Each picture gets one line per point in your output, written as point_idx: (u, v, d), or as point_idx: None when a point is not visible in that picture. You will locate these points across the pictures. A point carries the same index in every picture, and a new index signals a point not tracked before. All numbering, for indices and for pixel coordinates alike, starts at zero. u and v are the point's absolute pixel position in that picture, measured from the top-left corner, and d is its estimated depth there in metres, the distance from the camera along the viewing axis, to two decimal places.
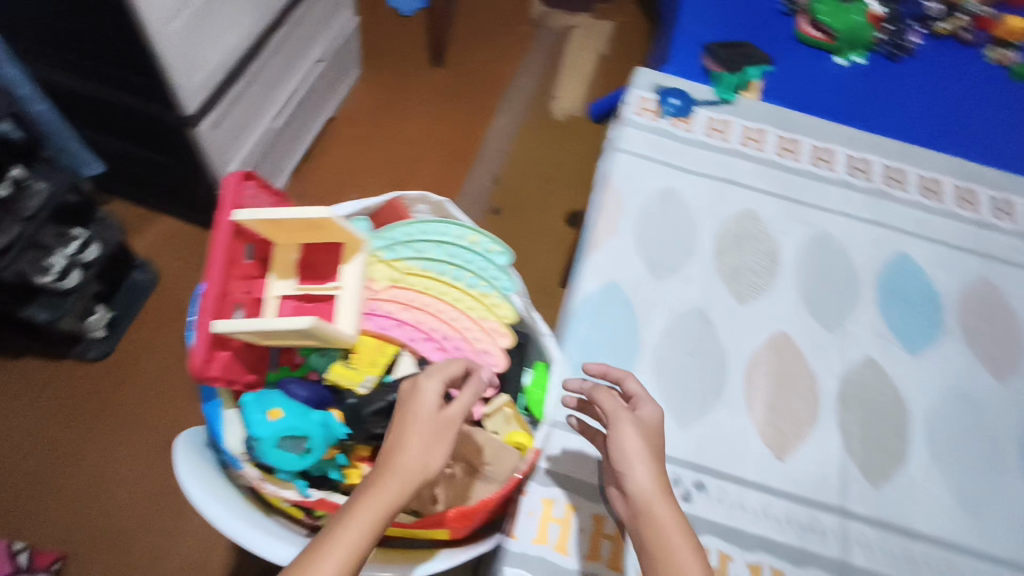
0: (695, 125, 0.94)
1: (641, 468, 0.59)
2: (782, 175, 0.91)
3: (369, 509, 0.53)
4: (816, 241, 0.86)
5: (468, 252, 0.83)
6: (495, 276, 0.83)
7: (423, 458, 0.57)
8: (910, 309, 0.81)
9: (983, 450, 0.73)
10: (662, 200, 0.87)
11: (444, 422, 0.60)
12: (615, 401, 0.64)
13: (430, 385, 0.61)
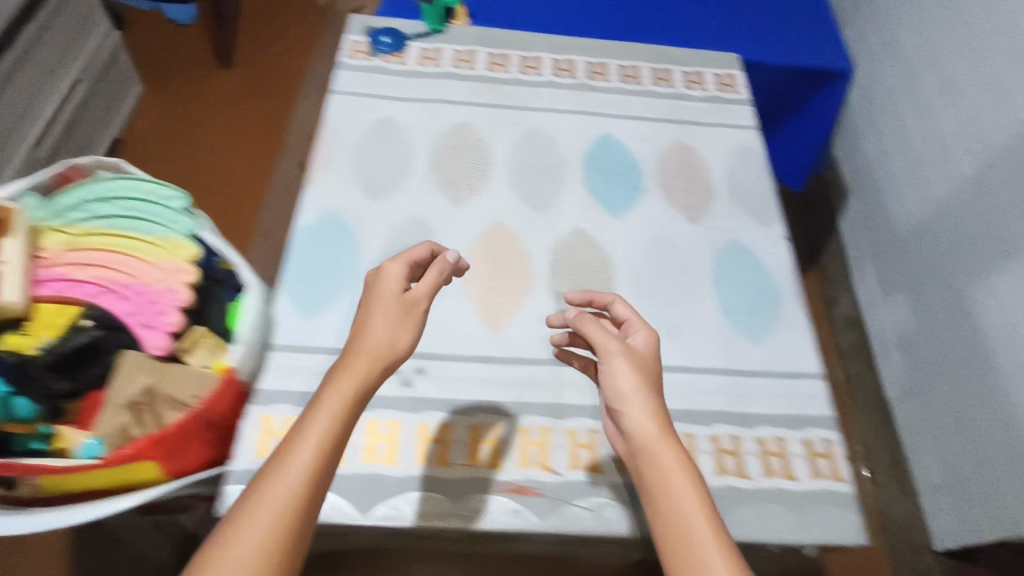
0: (409, 58, 0.95)
1: (639, 411, 0.50)
2: (485, 86, 0.93)
3: (326, 413, 0.46)
4: (523, 136, 0.88)
5: (155, 204, 0.75)
6: (173, 218, 0.75)
7: (390, 335, 0.50)
8: (647, 182, 0.86)
9: (741, 301, 0.77)
10: (377, 129, 0.87)
11: (411, 305, 0.52)
12: (605, 340, 0.54)
13: (393, 268, 0.53)
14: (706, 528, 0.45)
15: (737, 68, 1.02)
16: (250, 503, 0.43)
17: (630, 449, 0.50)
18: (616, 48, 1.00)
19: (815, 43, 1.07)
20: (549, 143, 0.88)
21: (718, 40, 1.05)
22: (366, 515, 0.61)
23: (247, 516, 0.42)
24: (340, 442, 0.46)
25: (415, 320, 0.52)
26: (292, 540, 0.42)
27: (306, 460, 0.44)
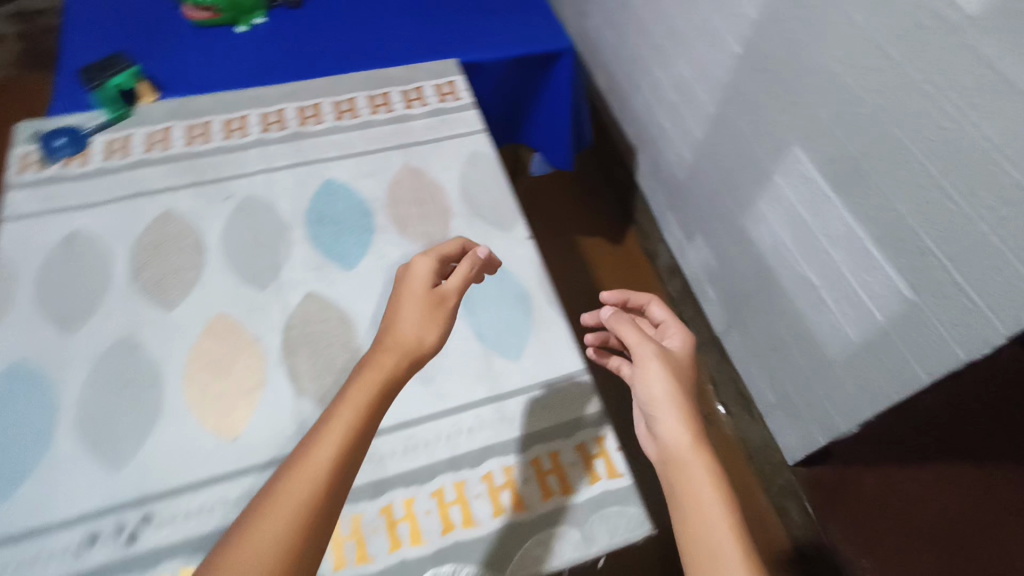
0: (91, 156, 0.84)
1: (664, 404, 0.69)
2: (186, 165, 0.84)
3: (359, 398, 0.53)
4: (236, 209, 0.81)
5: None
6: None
7: (419, 329, 0.59)
8: (379, 226, 0.81)
9: (492, 320, 0.75)
10: (61, 247, 0.76)
11: (435, 297, 0.62)
12: (644, 349, 0.74)
13: (426, 267, 0.64)
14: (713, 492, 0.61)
15: (458, 74, 1.00)
16: (279, 489, 0.47)
17: (662, 445, 0.67)
18: (329, 87, 0.95)
19: (530, 28, 1.07)
20: (268, 208, 0.81)
21: (434, 49, 1.03)
22: None
23: (287, 486, 0.47)
24: (369, 424, 0.52)
25: (441, 315, 0.61)
26: (322, 500, 0.47)
27: (335, 437, 0.49)
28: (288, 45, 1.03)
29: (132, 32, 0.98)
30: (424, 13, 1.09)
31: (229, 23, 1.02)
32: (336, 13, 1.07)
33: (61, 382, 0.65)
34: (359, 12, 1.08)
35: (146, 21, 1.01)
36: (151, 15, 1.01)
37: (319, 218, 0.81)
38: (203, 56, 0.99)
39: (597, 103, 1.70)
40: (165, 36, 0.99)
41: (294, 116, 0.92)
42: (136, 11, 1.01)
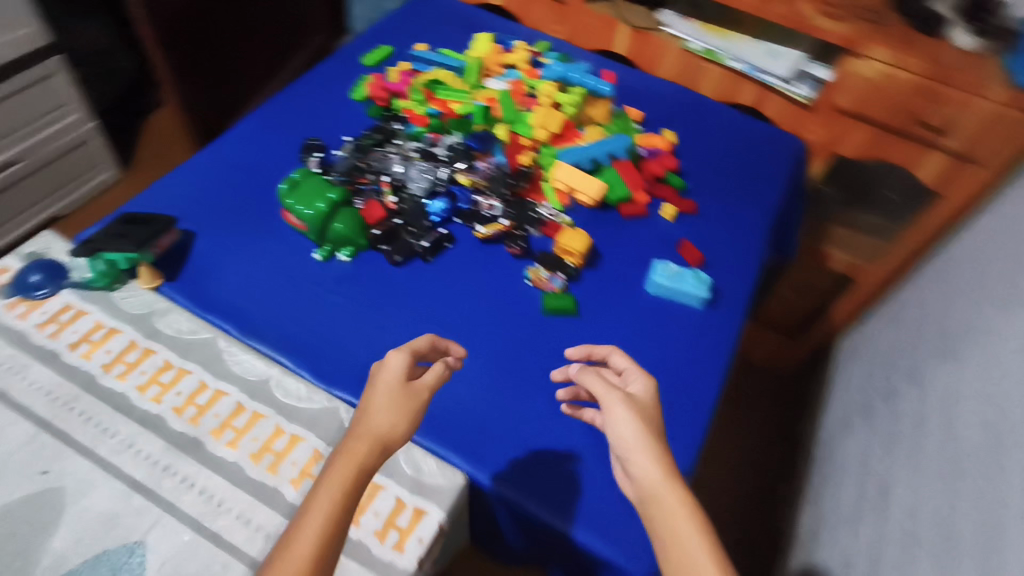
0: (34, 313, 0.72)
1: (631, 433, 0.51)
2: (69, 395, 0.67)
3: (323, 502, 0.47)
4: (20, 500, 0.59)
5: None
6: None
7: (392, 419, 0.52)
8: None
9: None
10: None
11: (408, 395, 0.54)
12: (601, 389, 0.55)
13: (396, 362, 0.56)
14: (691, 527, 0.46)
15: (441, 508, 0.62)
16: None
17: (633, 491, 0.50)
18: (293, 409, 0.68)
19: (605, 505, 0.65)
20: (44, 528, 0.58)
21: (461, 440, 0.68)
22: None
23: None
24: (349, 513, 0.47)
25: (412, 409, 0.54)
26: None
27: (312, 546, 0.45)
28: (339, 315, 0.77)
29: (228, 199, 0.86)
30: (514, 383, 0.73)
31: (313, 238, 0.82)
32: (424, 301, 0.79)
33: None
34: (449, 318, 0.78)
35: (257, 194, 0.87)
36: (265, 189, 0.87)
37: None
38: (247, 263, 0.80)
39: (788, 544, 1.10)
40: (246, 219, 0.84)
41: (221, 413, 0.67)
42: (261, 181, 0.88)
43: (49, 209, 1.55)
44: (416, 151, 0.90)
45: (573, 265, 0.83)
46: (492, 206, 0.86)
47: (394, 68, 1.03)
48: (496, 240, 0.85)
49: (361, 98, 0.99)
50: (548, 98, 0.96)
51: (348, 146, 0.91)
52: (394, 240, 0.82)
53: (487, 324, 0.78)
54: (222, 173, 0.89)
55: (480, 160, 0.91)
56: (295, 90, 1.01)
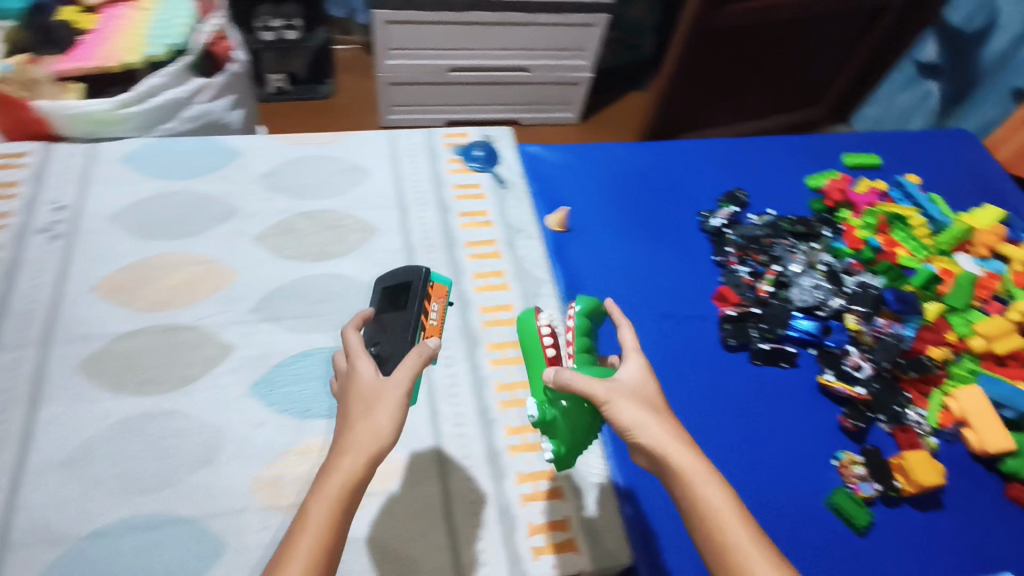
0: (461, 176, 0.88)
1: (657, 430, 0.46)
2: (435, 244, 0.80)
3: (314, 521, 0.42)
4: (362, 286, 0.75)
5: (173, 21, 0.86)
6: (162, 42, 0.84)
7: (386, 418, 0.46)
8: (307, 410, 0.65)
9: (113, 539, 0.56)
10: (346, 167, 0.86)
11: (381, 388, 0.47)
12: (593, 384, 0.49)
13: (371, 404, 0.47)
14: (768, 567, 0.40)
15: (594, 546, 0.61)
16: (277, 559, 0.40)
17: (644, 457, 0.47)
18: None
19: None
20: (361, 313, 0.73)
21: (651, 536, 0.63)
22: None
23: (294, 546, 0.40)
24: (351, 505, 0.43)
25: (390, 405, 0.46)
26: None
27: (320, 528, 0.41)
28: (647, 339, 0.77)
29: (635, 189, 0.91)
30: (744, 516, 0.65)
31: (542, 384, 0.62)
32: (715, 388, 0.74)
33: (198, 176, 0.82)
34: (724, 420, 0.72)
35: (661, 203, 0.90)
36: (667, 200, 0.91)
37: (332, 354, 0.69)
38: (609, 241, 0.85)
39: None
40: (635, 213, 0.89)
41: (506, 338, 0.73)
42: (670, 197, 0.91)
43: (518, 114, 1.88)
44: (824, 265, 0.82)
45: (899, 488, 0.67)
46: (860, 365, 0.74)
47: (868, 180, 0.94)
48: (833, 399, 0.74)
49: (814, 186, 0.94)
50: (1018, 315, 0.76)
51: (768, 220, 0.87)
52: (742, 321, 0.77)
53: (755, 455, 0.70)
54: (646, 166, 0.95)
55: (884, 317, 0.78)
56: (757, 142, 1.02)
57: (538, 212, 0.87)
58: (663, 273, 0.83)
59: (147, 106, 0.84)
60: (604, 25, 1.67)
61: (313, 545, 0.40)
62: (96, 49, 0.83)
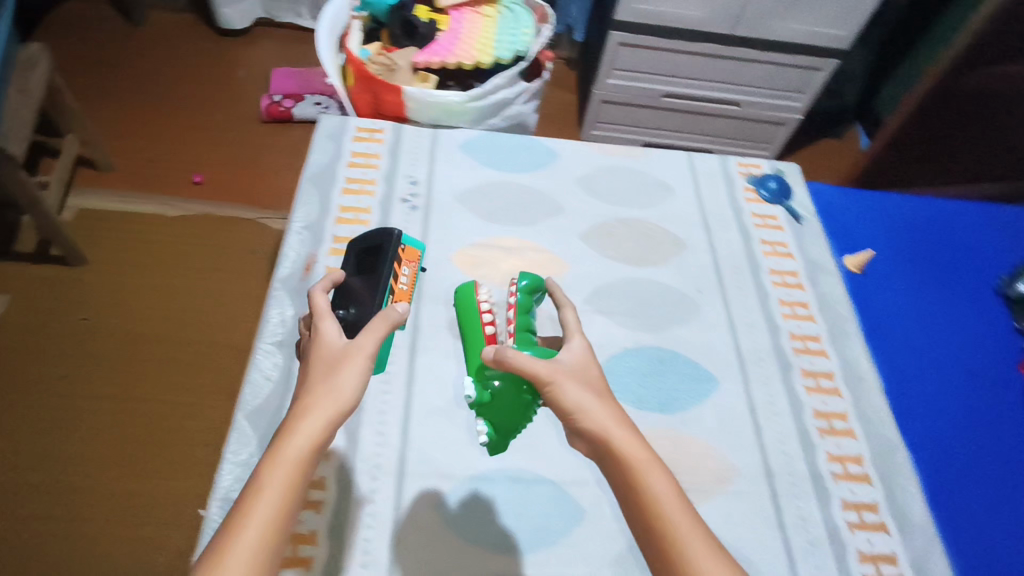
0: (757, 206, 0.92)
1: (599, 415, 0.55)
2: (741, 267, 0.84)
3: (278, 466, 0.48)
4: (678, 295, 0.80)
5: (516, 30, 0.95)
6: (507, 47, 0.94)
7: (350, 385, 0.53)
8: (644, 402, 0.70)
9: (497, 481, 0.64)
10: (652, 183, 0.92)
11: (346, 357, 0.55)
12: (543, 367, 0.59)
13: (341, 370, 0.54)
14: (693, 541, 0.47)
15: None
16: (248, 495, 0.47)
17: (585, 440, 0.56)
18: (869, 417, 0.73)
19: None
20: (681, 321, 0.78)
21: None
22: (309, 175, 0.84)
23: (262, 488, 0.47)
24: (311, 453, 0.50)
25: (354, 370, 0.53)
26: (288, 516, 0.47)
27: (286, 473, 0.48)
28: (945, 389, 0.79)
29: (919, 242, 0.93)
30: None
31: (478, 360, 0.68)
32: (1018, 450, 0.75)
33: (527, 173, 0.90)
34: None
35: (945, 259, 0.92)
36: (952, 258, 0.92)
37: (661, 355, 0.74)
38: (904, 289, 0.87)
39: None
40: (923, 265, 0.90)
41: (818, 366, 0.76)
42: (954, 255, 0.93)
43: (714, 146, 1.92)
44: None
45: None
46: None
47: None
48: None
49: None
50: None
51: None
52: None
53: None
54: (927, 220, 0.96)
55: None
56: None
57: (833, 252, 0.89)
58: (955, 330, 0.85)
59: (488, 103, 0.93)
60: (829, 70, 1.67)
61: (276, 492, 0.47)
62: (452, 45, 0.93)
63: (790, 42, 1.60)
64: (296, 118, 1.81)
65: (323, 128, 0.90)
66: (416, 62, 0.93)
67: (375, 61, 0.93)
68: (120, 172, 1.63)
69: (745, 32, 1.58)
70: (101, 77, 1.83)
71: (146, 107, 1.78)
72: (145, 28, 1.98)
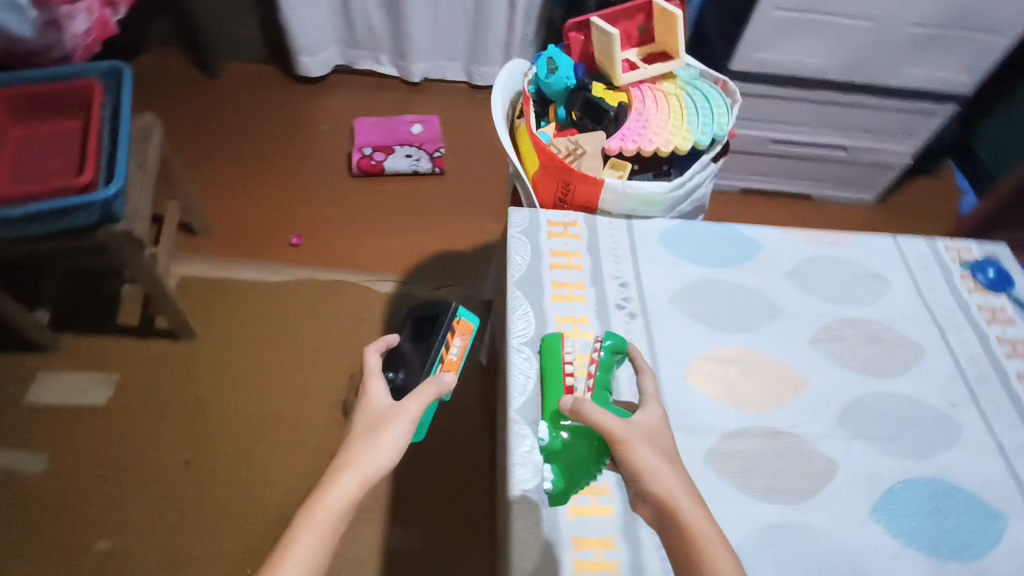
0: (978, 298, 0.86)
1: (667, 478, 0.58)
2: (988, 375, 0.78)
3: (333, 493, 0.65)
4: (934, 412, 0.73)
5: (707, 106, 0.89)
6: (704, 127, 0.88)
7: (391, 447, 0.71)
8: (934, 546, 0.63)
9: None
10: (865, 273, 0.86)
11: (386, 418, 0.74)
12: (614, 424, 0.62)
13: (389, 430, 0.72)
14: None
15: None
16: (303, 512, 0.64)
17: (649, 501, 0.59)
18: None
19: None
20: (948, 445, 0.71)
21: None
22: (515, 281, 0.78)
23: (315, 507, 0.64)
24: (355, 488, 0.67)
25: (395, 431, 0.72)
26: (332, 533, 0.63)
27: (338, 500, 0.65)
28: None
29: None
30: None
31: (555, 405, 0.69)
32: None
33: (735, 266, 0.83)
34: None
35: None
36: None
37: (936, 489, 0.67)
38: None
39: None
40: None
41: None
42: None
43: (812, 189, 1.90)
44: None
45: None
46: None
47: None
48: None
49: None
50: None
51: None
52: None
53: None
54: None
55: None
56: None
57: None
58: None
59: (685, 191, 0.87)
60: (946, 115, 1.64)
61: (325, 518, 0.63)
62: (644, 128, 0.87)
63: (905, 88, 1.58)
64: (388, 172, 1.76)
65: (514, 223, 0.83)
66: (608, 148, 0.87)
67: (558, 145, 0.88)
68: (215, 238, 1.56)
69: (860, 77, 1.55)
70: (184, 134, 1.77)
71: (232, 166, 1.72)
72: (219, 81, 1.93)
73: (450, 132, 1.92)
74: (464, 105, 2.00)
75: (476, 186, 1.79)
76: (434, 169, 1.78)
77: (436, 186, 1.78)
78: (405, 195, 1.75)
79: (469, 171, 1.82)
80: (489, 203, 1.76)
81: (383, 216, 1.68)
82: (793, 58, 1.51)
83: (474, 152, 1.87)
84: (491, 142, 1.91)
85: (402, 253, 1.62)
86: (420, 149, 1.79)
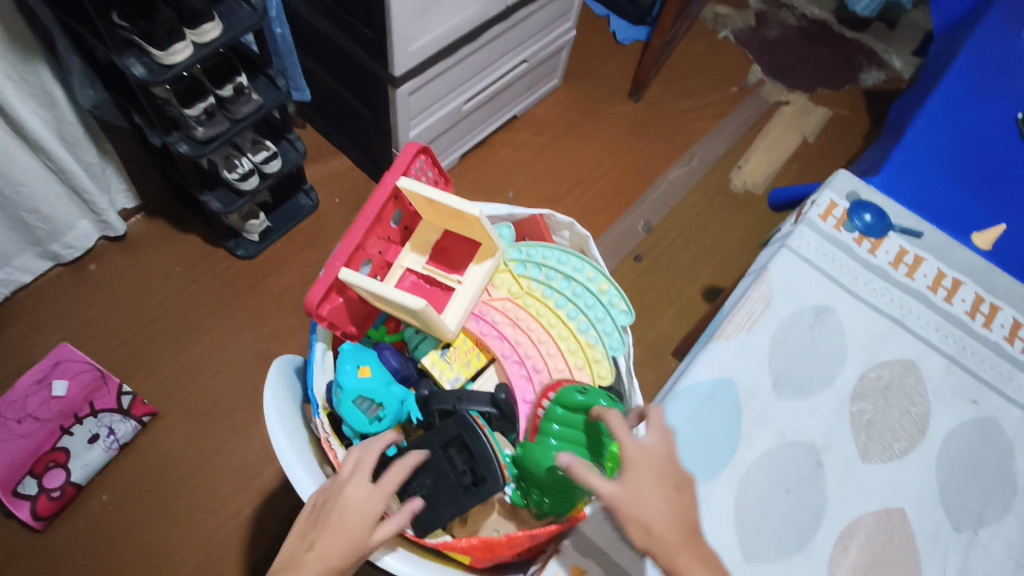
0: (882, 251, 0.80)
1: (650, 509, 0.58)
2: (957, 335, 0.77)
3: None
4: (969, 425, 0.73)
5: (591, 298, 0.87)
6: (609, 331, 0.85)
7: (342, 543, 0.57)
8: None
9: None
10: (811, 320, 0.74)
11: (354, 513, 0.59)
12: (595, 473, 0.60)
13: (345, 521, 0.59)
14: None
15: None
16: None
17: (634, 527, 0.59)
18: None
19: None
20: (1003, 451, 0.73)
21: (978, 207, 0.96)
22: None
23: None
24: None
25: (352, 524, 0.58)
26: None
27: None
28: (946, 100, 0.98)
29: None
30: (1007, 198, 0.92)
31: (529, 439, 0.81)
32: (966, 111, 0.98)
33: (738, 427, 0.68)
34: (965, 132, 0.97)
35: None
36: None
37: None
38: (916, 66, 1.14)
39: None
40: None
41: None
42: None
43: (514, 108, 1.72)
44: None
45: None
46: None
47: None
48: None
49: None
50: None
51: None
52: None
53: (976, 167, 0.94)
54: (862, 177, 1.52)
55: None
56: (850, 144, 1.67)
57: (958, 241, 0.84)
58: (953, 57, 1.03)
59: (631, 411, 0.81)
60: None
61: None
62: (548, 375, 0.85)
63: None
64: (82, 480, 1.15)
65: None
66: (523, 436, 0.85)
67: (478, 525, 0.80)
68: None
69: None
70: None
71: None
72: None
73: (108, 345, 1.29)
74: (85, 293, 1.33)
75: (213, 386, 1.27)
76: (140, 420, 1.20)
77: (169, 429, 1.23)
78: (140, 477, 1.18)
79: (186, 375, 1.28)
80: (248, 390, 1.28)
81: (144, 533, 1.14)
82: (449, 24, 1.19)
83: (165, 345, 1.30)
84: (169, 314, 1.33)
85: (217, 548, 1.14)
86: (95, 416, 1.17)
